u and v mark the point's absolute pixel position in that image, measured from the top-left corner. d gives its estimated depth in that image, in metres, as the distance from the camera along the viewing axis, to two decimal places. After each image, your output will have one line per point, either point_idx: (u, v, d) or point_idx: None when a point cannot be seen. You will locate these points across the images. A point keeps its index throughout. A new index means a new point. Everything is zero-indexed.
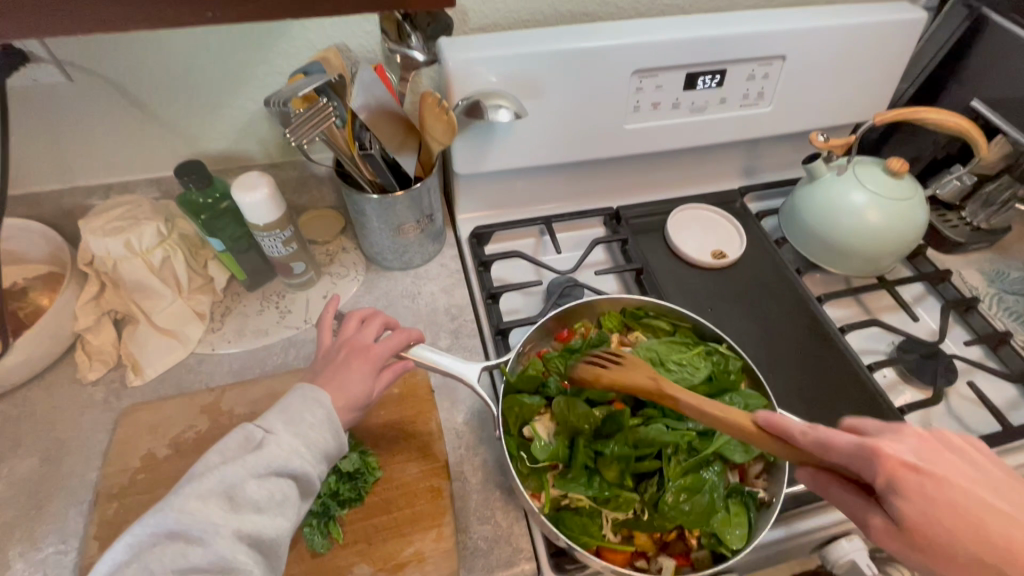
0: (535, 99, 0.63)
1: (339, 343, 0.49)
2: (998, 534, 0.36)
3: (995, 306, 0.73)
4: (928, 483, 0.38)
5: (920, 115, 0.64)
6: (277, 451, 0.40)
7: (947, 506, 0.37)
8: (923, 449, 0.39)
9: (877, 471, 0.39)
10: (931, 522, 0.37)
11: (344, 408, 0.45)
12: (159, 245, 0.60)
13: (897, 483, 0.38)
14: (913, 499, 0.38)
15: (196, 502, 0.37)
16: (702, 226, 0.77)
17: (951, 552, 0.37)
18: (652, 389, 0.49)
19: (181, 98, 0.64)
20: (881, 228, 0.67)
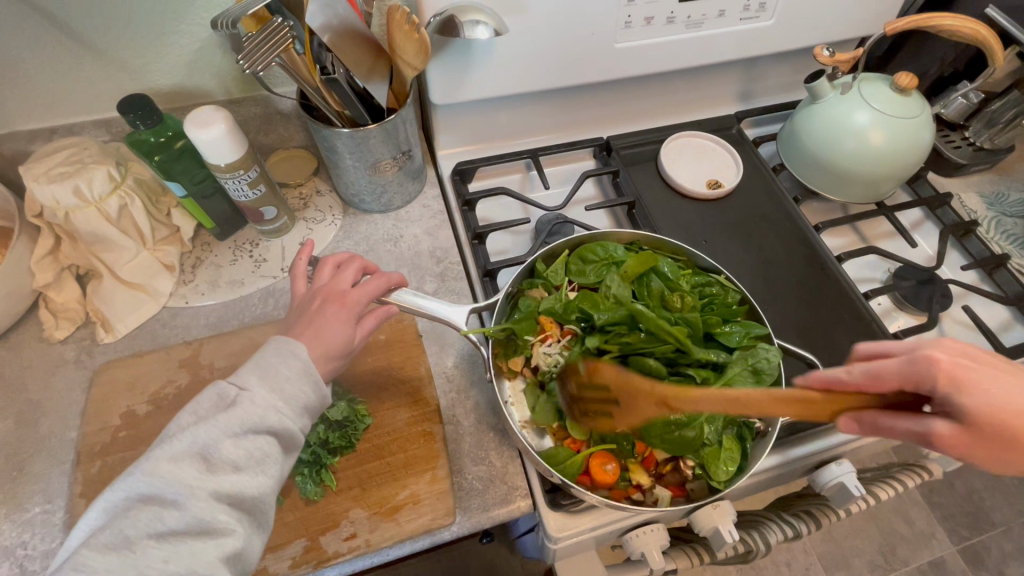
0: (517, 14, 0.57)
1: (313, 291, 0.46)
2: None
3: (993, 230, 0.71)
4: (983, 378, 0.35)
5: (934, 21, 0.60)
6: (251, 409, 0.38)
7: (1010, 397, 0.34)
8: (965, 351, 0.36)
9: (937, 371, 0.35)
10: (1008, 410, 0.34)
11: (324, 356, 0.43)
12: (113, 192, 0.56)
13: (961, 382, 0.34)
14: (982, 395, 0.34)
15: (168, 465, 0.35)
16: (696, 154, 0.74)
17: (1015, 432, 0.34)
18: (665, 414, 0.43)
19: (117, 24, 0.57)
20: (885, 150, 0.63)
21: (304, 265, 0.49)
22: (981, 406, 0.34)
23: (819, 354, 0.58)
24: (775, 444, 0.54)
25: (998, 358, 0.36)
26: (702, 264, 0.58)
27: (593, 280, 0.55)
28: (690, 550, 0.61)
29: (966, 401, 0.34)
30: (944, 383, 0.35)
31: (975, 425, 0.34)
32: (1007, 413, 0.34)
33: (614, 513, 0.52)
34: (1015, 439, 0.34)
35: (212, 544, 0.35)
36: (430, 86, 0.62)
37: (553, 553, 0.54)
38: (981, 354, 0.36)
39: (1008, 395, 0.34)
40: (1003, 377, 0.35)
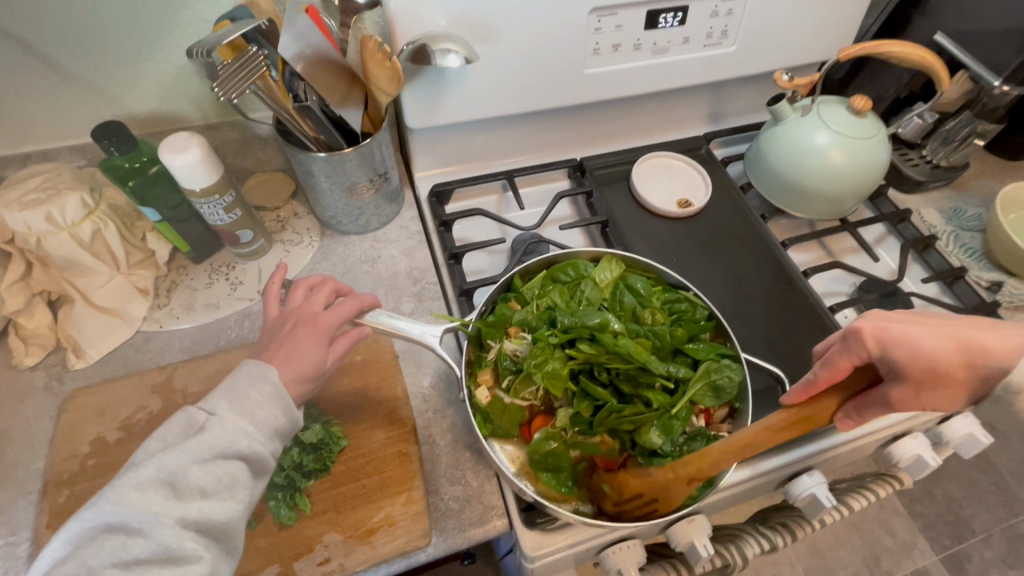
0: (488, 43, 0.59)
1: (287, 314, 0.47)
2: (984, 353, 0.37)
3: (953, 243, 0.74)
4: (900, 332, 0.39)
5: (885, 48, 0.63)
6: (221, 434, 0.38)
7: (912, 350, 0.38)
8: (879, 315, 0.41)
9: (860, 340, 0.40)
10: (929, 357, 0.37)
11: (296, 380, 0.43)
12: (87, 218, 0.56)
13: (884, 339, 0.39)
14: (910, 345, 0.38)
15: (134, 492, 0.35)
16: (667, 174, 0.76)
17: (921, 370, 0.37)
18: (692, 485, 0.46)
19: (93, 52, 0.58)
20: (844, 169, 0.66)
21: (278, 288, 0.49)
22: (907, 358, 0.38)
23: (787, 365, 0.60)
24: (747, 456, 0.55)
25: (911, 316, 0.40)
26: (671, 281, 0.59)
27: (561, 296, 0.55)
28: (669, 565, 0.61)
29: (897, 356, 0.38)
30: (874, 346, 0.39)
31: (912, 373, 0.38)
32: (935, 357, 0.37)
33: (589, 531, 0.52)
34: (949, 378, 0.37)
35: (178, 572, 0.35)
36: (405, 111, 0.64)
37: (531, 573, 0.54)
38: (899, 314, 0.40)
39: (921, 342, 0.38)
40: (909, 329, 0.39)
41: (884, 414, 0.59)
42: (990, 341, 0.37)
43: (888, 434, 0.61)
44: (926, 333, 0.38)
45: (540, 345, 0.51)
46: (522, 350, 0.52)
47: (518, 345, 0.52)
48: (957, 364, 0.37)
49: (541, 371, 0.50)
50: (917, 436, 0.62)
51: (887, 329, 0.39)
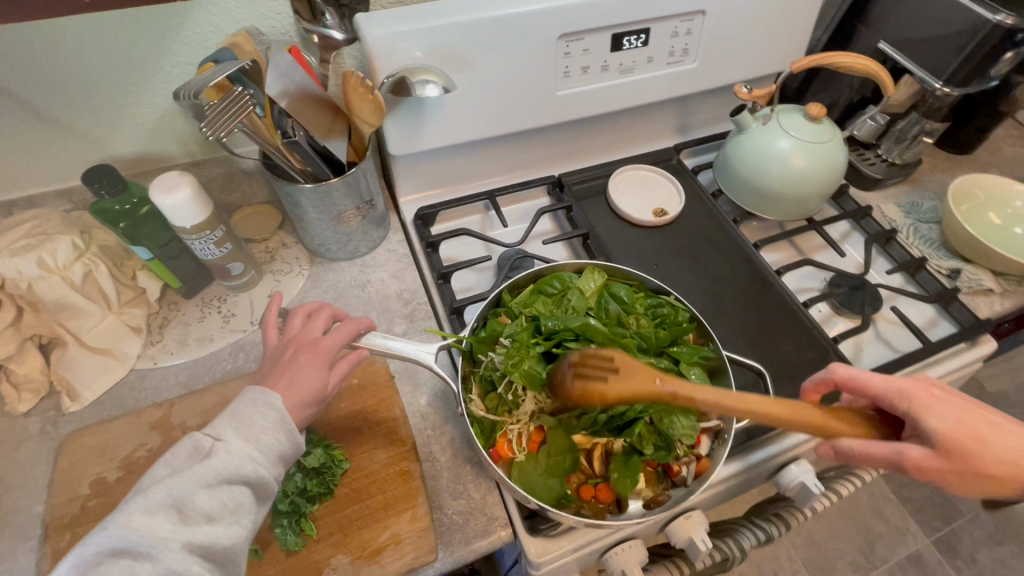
0: (465, 72, 0.62)
1: (286, 341, 0.48)
2: (993, 451, 0.42)
3: (912, 235, 0.78)
4: (945, 408, 0.43)
5: (833, 59, 0.68)
6: (228, 459, 0.39)
7: (951, 425, 0.42)
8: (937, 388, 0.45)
9: (914, 397, 0.44)
10: (963, 439, 0.42)
11: (300, 404, 0.44)
12: (77, 260, 0.56)
13: (930, 406, 0.43)
14: (950, 419, 0.42)
15: (142, 518, 0.35)
16: (641, 185, 0.79)
17: (948, 449, 0.42)
18: (662, 393, 0.44)
19: (78, 99, 0.59)
20: (806, 172, 0.70)
21: (275, 316, 0.50)
22: (941, 429, 0.42)
23: (768, 362, 0.63)
24: (735, 450, 0.58)
25: (958, 399, 0.44)
26: (652, 286, 0.62)
27: (550, 309, 0.58)
28: (671, 564, 0.63)
29: (935, 423, 0.42)
30: (925, 407, 0.43)
31: (944, 443, 0.42)
32: (963, 437, 0.42)
33: (592, 534, 0.53)
34: (965, 461, 0.42)
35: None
36: (388, 139, 0.66)
37: None
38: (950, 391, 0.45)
39: (965, 427, 0.42)
40: (949, 408, 0.43)
41: None
42: (994, 448, 0.42)
43: None
44: (969, 424, 0.43)
45: (517, 346, 0.54)
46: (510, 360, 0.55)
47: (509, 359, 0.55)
48: (977, 450, 0.42)
49: (519, 370, 0.53)
50: None
51: (936, 399, 0.43)
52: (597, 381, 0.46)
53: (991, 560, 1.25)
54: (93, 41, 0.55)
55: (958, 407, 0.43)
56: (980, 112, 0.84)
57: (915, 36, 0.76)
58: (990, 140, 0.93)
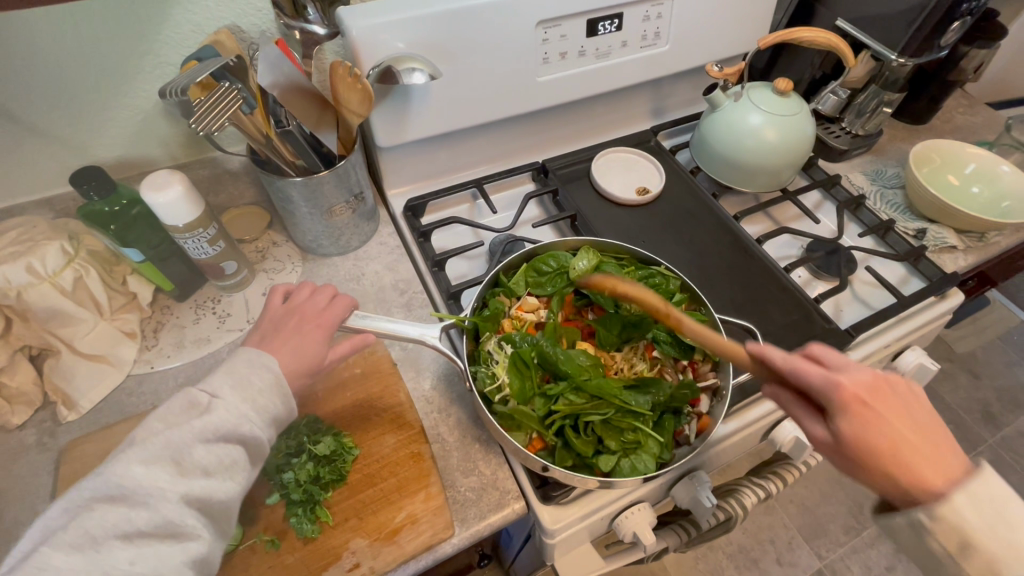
0: (448, 62, 0.64)
1: (288, 314, 0.49)
2: (907, 460, 0.37)
3: (879, 200, 0.83)
4: (872, 415, 0.39)
5: (797, 34, 0.71)
6: (227, 416, 0.40)
7: (870, 432, 0.38)
8: (873, 392, 0.40)
9: (834, 395, 0.39)
10: (874, 442, 0.38)
11: (299, 370, 0.46)
12: (67, 265, 0.56)
13: (854, 408, 0.39)
14: (865, 428, 0.38)
15: (141, 468, 0.37)
16: (622, 167, 0.82)
17: (858, 449, 0.38)
18: (661, 310, 0.48)
19: (57, 104, 0.58)
20: (778, 144, 0.73)
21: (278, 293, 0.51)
22: (854, 431, 0.38)
23: (756, 324, 0.66)
24: (732, 411, 0.60)
25: (890, 412, 0.39)
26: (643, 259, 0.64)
27: (550, 291, 0.60)
28: (679, 528, 0.65)
29: (843, 422, 0.39)
30: (840, 403, 0.39)
31: (853, 442, 0.38)
32: (880, 446, 0.38)
33: (601, 500, 0.55)
34: (868, 446, 0.38)
35: (177, 548, 0.36)
36: (374, 131, 0.67)
37: (552, 550, 0.56)
38: (890, 399, 0.39)
39: (881, 434, 0.38)
40: (882, 423, 0.38)
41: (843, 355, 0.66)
42: (916, 467, 0.37)
43: None
44: (893, 431, 0.38)
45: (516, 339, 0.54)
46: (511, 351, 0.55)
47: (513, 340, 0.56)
48: (886, 447, 0.38)
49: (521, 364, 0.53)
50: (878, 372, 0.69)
51: (864, 410, 0.39)
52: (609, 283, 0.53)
53: None
54: (74, 44, 0.55)
55: (885, 417, 0.38)
56: (931, 83, 0.90)
57: (869, 12, 0.80)
58: (942, 111, 0.98)
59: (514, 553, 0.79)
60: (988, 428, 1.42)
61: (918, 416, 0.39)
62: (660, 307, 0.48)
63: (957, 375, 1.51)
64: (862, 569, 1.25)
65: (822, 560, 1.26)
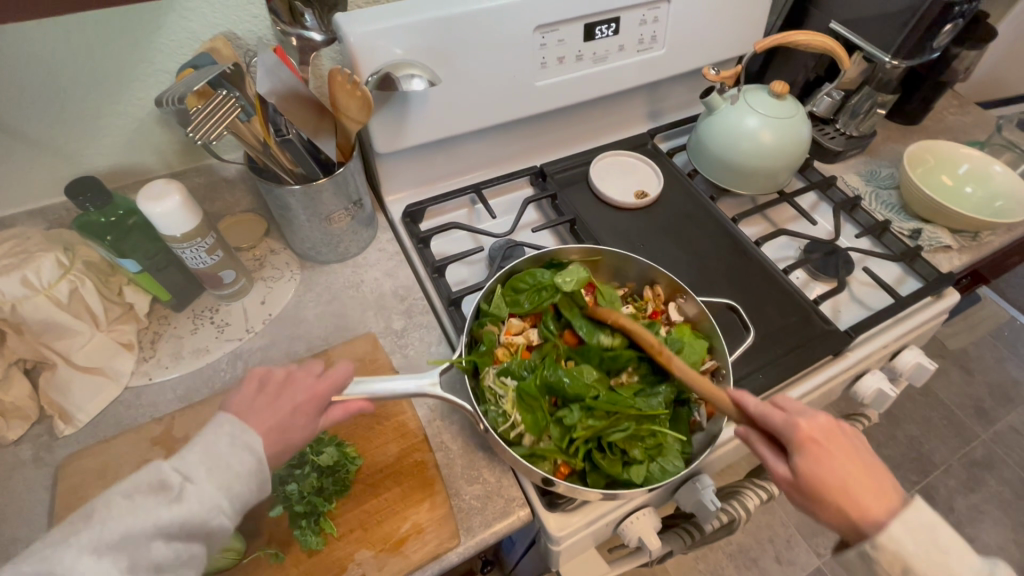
0: (446, 68, 0.63)
1: (269, 396, 0.43)
2: (856, 496, 0.40)
3: (874, 201, 0.83)
4: (828, 454, 0.42)
5: (793, 38, 0.72)
6: (197, 507, 0.37)
7: (827, 470, 0.41)
8: (830, 433, 0.43)
9: (793, 434, 0.43)
10: (831, 485, 0.41)
11: (281, 453, 0.42)
12: (63, 277, 0.55)
13: (812, 449, 0.42)
14: (823, 466, 0.41)
15: (88, 560, 0.34)
16: (620, 170, 0.82)
17: (814, 487, 0.41)
18: (655, 348, 0.55)
19: (50, 114, 0.57)
20: (775, 146, 0.74)
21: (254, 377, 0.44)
22: (814, 470, 0.42)
23: (757, 327, 0.66)
24: (733, 414, 0.60)
25: (842, 452, 0.42)
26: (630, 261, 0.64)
27: (529, 308, 0.59)
28: (684, 531, 0.66)
29: (802, 462, 0.42)
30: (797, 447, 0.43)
31: (811, 481, 0.41)
32: (835, 485, 0.41)
33: (604, 506, 0.55)
34: (824, 484, 0.41)
35: None
36: (373, 137, 0.66)
37: (557, 556, 0.56)
38: (844, 441, 0.43)
39: (837, 473, 0.41)
40: (837, 464, 0.41)
41: (843, 356, 0.66)
42: (865, 506, 0.40)
43: (849, 374, 0.68)
44: (845, 472, 0.41)
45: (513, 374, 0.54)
46: (511, 386, 0.54)
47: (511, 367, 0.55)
48: (838, 487, 0.41)
49: (528, 400, 0.52)
50: (876, 372, 0.69)
51: (820, 448, 0.42)
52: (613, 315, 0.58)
53: (967, 506, 1.33)
54: (68, 54, 0.54)
55: (839, 460, 0.42)
56: (924, 84, 0.91)
57: (862, 15, 0.81)
58: (934, 111, 0.99)
59: (516, 558, 0.78)
60: (981, 423, 1.44)
61: (868, 459, 0.43)
62: (653, 344, 0.55)
63: (950, 371, 1.52)
64: None
65: (820, 558, 1.27)
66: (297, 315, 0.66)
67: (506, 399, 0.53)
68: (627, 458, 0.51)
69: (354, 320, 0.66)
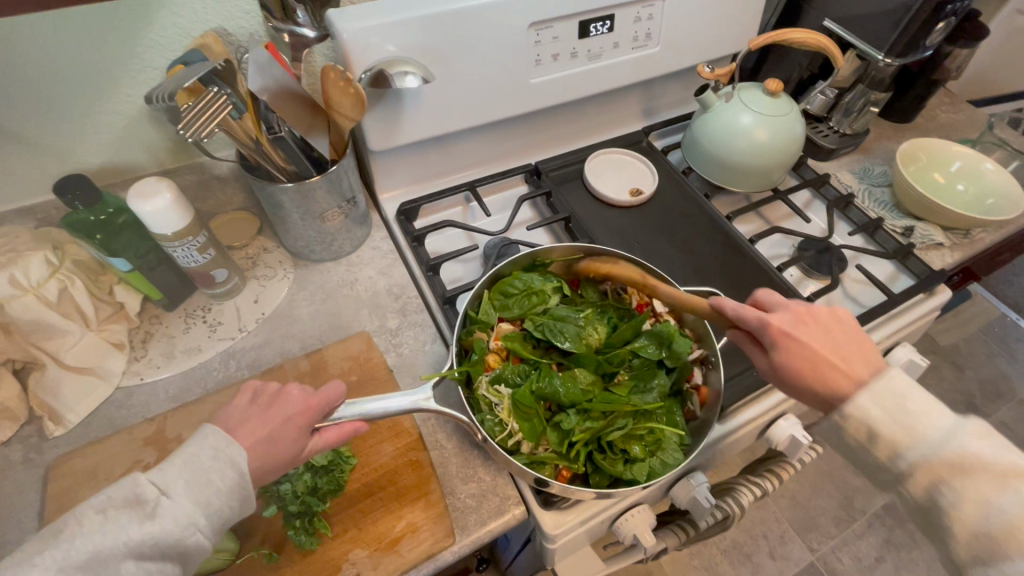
0: (440, 65, 0.63)
1: (258, 417, 0.42)
2: (833, 372, 0.45)
3: (867, 199, 0.84)
4: (801, 341, 0.47)
5: (787, 36, 0.72)
6: (171, 525, 0.35)
7: (800, 356, 0.47)
8: (800, 321, 0.48)
9: (765, 328, 0.49)
10: (808, 367, 0.46)
11: (265, 469, 0.40)
12: (52, 277, 0.55)
13: (784, 339, 0.48)
14: (796, 352, 0.47)
15: None
16: (615, 168, 0.82)
17: (795, 375, 0.47)
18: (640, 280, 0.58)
19: (37, 111, 0.56)
20: (769, 144, 0.74)
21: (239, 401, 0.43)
22: (792, 359, 0.47)
23: None
24: (728, 411, 0.60)
25: (816, 335, 0.47)
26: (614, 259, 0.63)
27: (517, 313, 0.58)
28: (678, 528, 0.66)
29: (780, 354, 0.47)
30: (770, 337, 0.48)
31: (789, 368, 0.47)
32: (811, 367, 0.46)
33: (599, 504, 0.55)
34: (802, 369, 0.46)
35: None
36: (366, 135, 0.66)
37: (553, 554, 0.56)
38: (816, 323, 0.48)
39: (812, 353, 0.46)
40: (811, 345, 0.47)
41: None
42: (845, 375, 0.45)
43: None
44: (819, 349, 0.46)
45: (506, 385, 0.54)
46: (505, 399, 0.53)
47: (504, 375, 0.54)
48: (812, 369, 0.46)
49: (524, 413, 0.51)
50: None
51: (791, 335, 0.47)
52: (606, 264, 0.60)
53: None
54: (54, 49, 0.53)
55: (811, 341, 0.47)
56: (917, 82, 0.91)
57: (856, 13, 0.81)
58: (927, 109, 1.00)
59: (511, 556, 0.78)
60: (972, 419, 1.45)
61: (846, 334, 0.47)
62: (639, 276, 0.58)
63: (942, 367, 1.54)
64: (852, 560, 1.27)
65: (814, 553, 1.28)
66: (291, 314, 0.65)
67: (502, 406, 0.53)
68: (627, 455, 0.52)
69: (347, 318, 0.65)
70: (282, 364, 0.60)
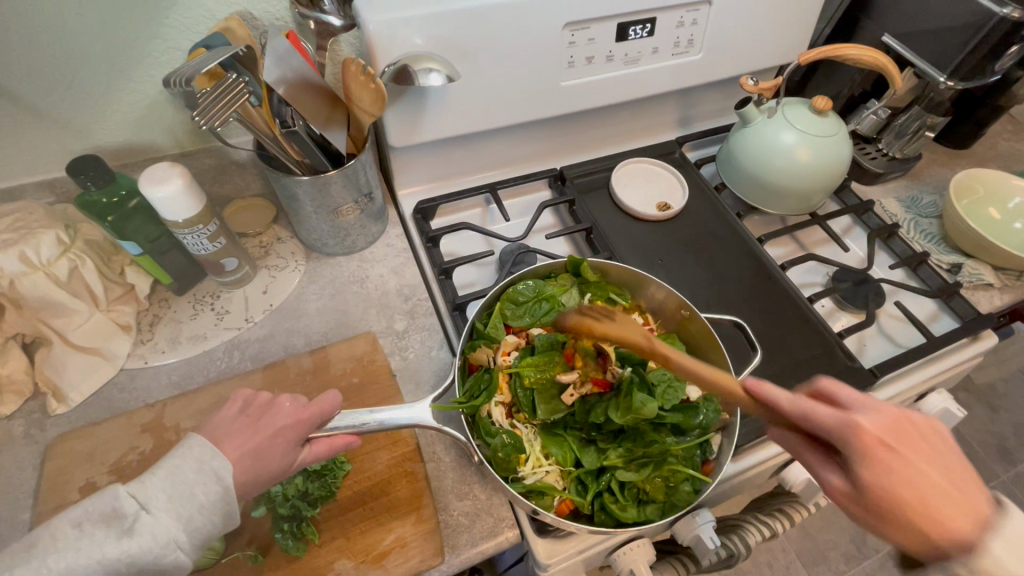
0: (467, 63, 0.60)
1: (244, 428, 0.41)
2: (924, 501, 0.32)
3: (913, 230, 0.78)
4: (906, 467, 0.33)
5: (842, 51, 0.67)
6: (150, 544, 0.34)
7: (905, 483, 0.32)
8: (899, 436, 0.34)
9: (853, 447, 0.34)
10: (903, 499, 0.32)
11: (249, 483, 0.39)
12: (63, 255, 0.55)
13: (875, 458, 0.33)
14: (895, 478, 0.33)
15: None
16: (644, 180, 0.78)
17: (876, 499, 0.33)
18: (644, 345, 0.46)
19: (58, 86, 0.56)
20: (812, 166, 0.69)
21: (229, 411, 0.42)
22: (882, 489, 0.33)
23: (777, 359, 0.62)
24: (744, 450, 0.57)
25: (918, 461, 0.33)
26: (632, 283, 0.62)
27: (528, 323, 0.57)
28: (676, 562, 0.63)
29: (867, 473, 0.33)
30: (859, 455, 0.34)
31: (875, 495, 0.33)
32: (905, 497, 0.32)
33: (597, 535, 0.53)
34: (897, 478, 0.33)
35: None
36: (387, 131, 0.64)
37: None
38: (916, 448, 0.33)
39: (911, 486, 0.32)
40: (920, 477, 0.32)
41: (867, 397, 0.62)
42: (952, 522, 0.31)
43: None
44: (927, 478, 0.32)
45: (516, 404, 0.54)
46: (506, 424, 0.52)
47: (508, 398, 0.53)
48: (918, 510, 0.32)
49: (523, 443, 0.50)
50: None
51: (891, 457, 0.33)
52: (592, 319, 0.52)
53: None
54: (75, 26, 0.52)
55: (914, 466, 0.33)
56: (980, 107, 0.84)
57: (920, 29, 0.75)
58: (986, 135, 0.93)
59: (504, 569, 0.77)
60: (1002, 463, 1.37)
61: (942, 466, 0.33)
62: (644, 344, 0.46)
63: (973, 406, 1.46)
64: None
65: None
66: (298, 308, 0.64)
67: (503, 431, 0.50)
68: (626, 497, 0.50)
69: (355, 317, 0.64)
70: (285, 359, 0.59)
